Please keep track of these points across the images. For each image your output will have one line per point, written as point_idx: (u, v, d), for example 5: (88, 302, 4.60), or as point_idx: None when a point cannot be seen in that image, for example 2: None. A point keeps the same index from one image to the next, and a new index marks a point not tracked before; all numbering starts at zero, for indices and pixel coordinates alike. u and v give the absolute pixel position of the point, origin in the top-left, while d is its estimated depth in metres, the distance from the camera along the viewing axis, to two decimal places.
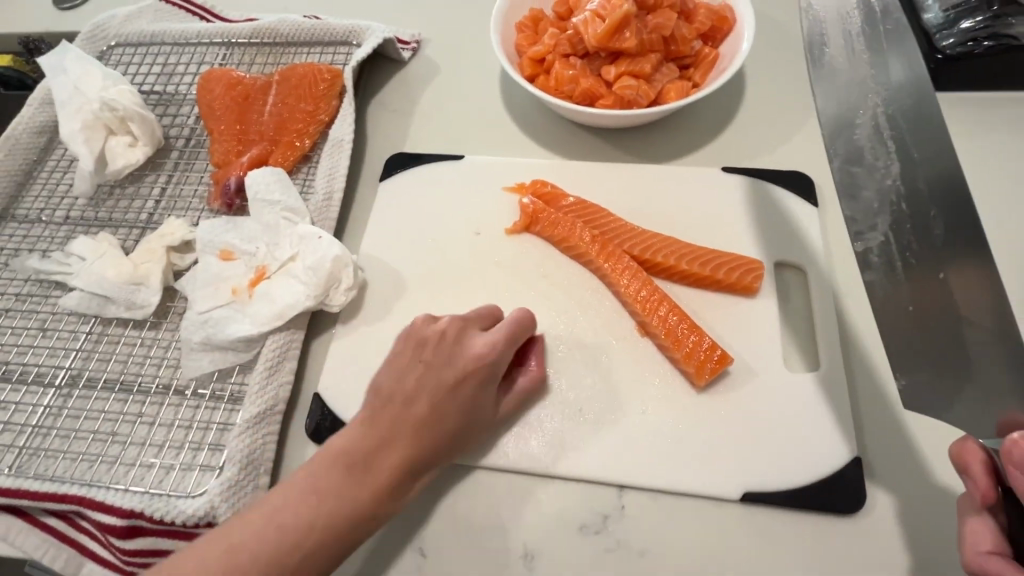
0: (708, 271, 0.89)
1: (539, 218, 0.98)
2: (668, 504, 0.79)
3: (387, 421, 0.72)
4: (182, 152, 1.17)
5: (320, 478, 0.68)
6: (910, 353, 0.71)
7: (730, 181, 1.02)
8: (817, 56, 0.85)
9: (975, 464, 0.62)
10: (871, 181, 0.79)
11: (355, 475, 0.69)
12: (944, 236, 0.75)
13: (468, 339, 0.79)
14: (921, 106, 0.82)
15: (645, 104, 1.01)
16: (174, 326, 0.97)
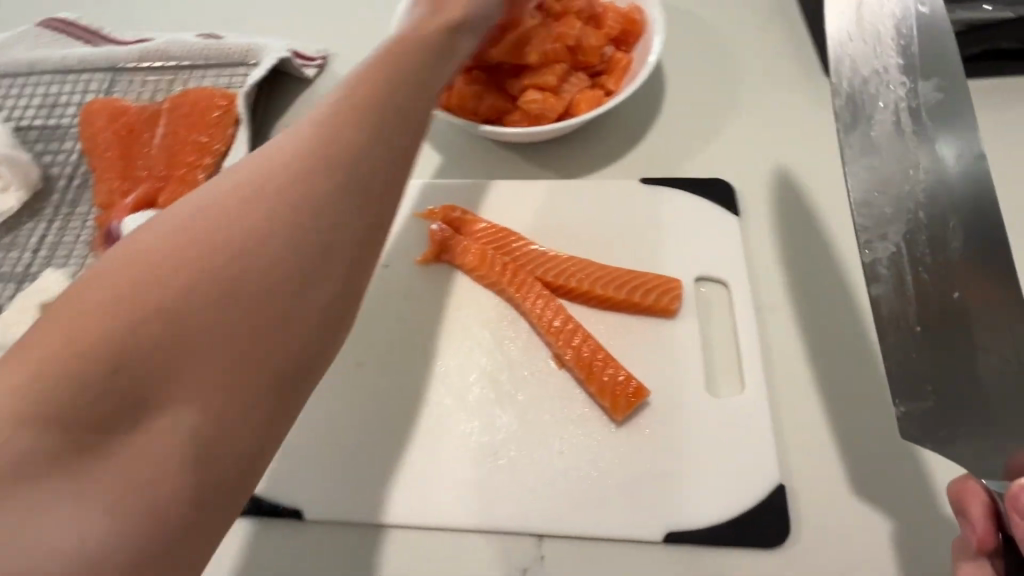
0: (617, 293, 0.85)
1: (451, 245, 0.93)
2: (591, 552, 0.74)
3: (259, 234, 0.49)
4: (64, 194, 1.07)
5: (167, 296, 0.45)
6: (918, 377, 0.66)
7: (649, 192, 0.98)
8: (840, 48, 0.78)
9: (974, 505, 0.57)
10: (887, 187, 0.73)
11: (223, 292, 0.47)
12: (962, 256, 0.70)
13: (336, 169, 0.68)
14: (954, 100, 0.76)
15: (554, 118, 0.95)
16: None
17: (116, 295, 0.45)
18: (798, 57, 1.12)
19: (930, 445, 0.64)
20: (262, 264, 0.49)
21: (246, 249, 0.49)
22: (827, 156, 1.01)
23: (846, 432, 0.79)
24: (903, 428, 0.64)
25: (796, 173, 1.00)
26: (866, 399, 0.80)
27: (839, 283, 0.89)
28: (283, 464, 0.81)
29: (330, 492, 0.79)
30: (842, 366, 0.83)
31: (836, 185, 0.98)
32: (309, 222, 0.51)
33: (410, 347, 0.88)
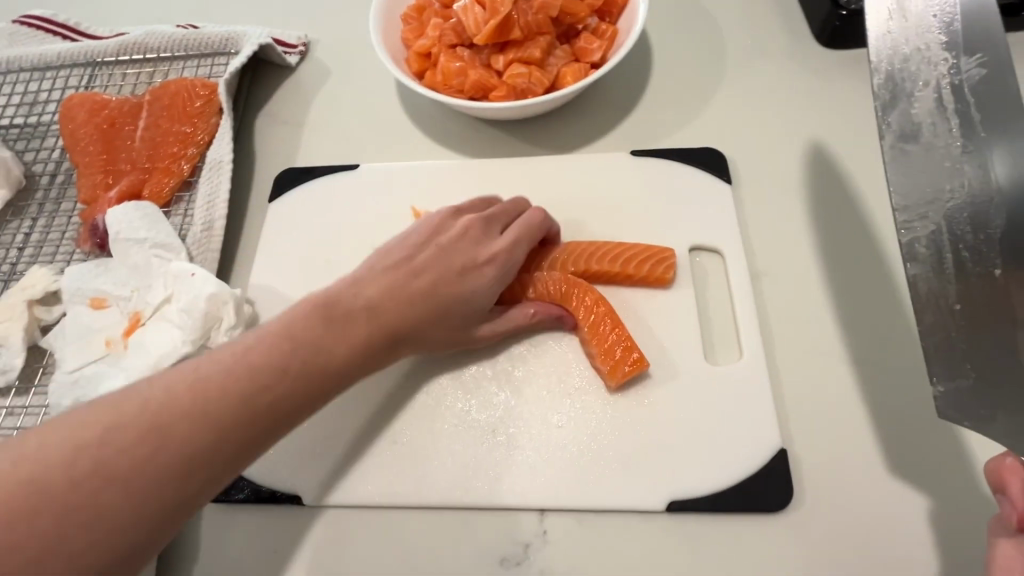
0: (616, 269, 0.84)
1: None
2: (594, 526, 0.73)
3: (289, 356, 0.62)
4: (48, 191, 1.06)
5: (197, 389, 0.58)
6: (956, 355, 0.64)
7: (639, 164, 0.97)
8: (876, 22, 0.71)
9: (1011, 481, 0.56)
10: (929, 163, 0.68)
11: (225, 400, 0.58)
12: (1007, 231, 0.66)
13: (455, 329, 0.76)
14: (1001, 72, 0.69)
15: (541, 92, 0.94)
16: (45, 389, 0.87)
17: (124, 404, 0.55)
18: (784, 23, 1.11)
19: (970, 422, 0.61)
20: (266, 388, 0.60)
21: (263, 367, 0.61)
22: (816, 122, 1.00)
23: (844, 395, 0.78)
24: (942, 408, 0.62)
25: (783, 139, 1.00)
26: (863, 361, 0.80)
27: (833, 248, 0.89)
28: (279, 451, 0.80)
29: (328, 477, 0.78)
30: (837, 330, 0.82)
31: (826, 151, 0.97)
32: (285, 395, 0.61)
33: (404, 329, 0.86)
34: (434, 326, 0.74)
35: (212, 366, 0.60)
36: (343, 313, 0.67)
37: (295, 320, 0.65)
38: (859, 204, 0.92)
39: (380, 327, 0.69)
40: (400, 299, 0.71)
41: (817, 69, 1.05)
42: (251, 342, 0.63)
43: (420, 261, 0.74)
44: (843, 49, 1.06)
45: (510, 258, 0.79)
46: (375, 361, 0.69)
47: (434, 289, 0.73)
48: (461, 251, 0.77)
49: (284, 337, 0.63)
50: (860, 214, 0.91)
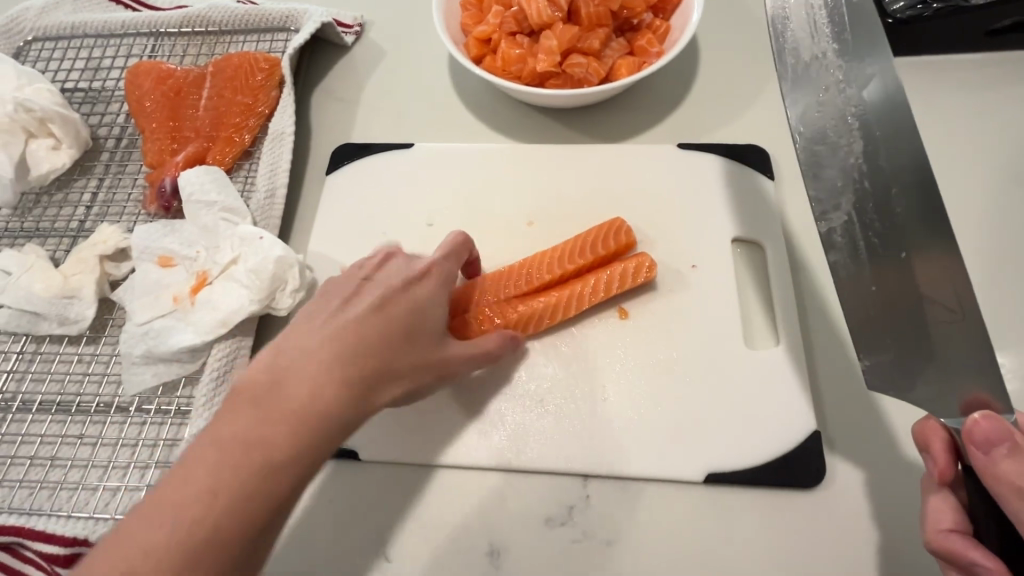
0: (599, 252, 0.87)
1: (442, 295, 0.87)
2: (633, 491, 0.78)
3: (279, 430, 0.57)
4: (113, 153, 1.10)
5: (184, 498, 0.53)
6: (871, 334, 0.70)
7: (685, 157, 1.01)
8: (778, 31, 0.80)
9: (934, 441, 0.63)
10: (835, 162, 0.76)
11: (247, 474, 0.55)
12: (909, 214, 0.72)
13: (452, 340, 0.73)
14: (872, 52, 0.78)
15: (596, 82, 0.98)
16: (114, 339, 0.92)
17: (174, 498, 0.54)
18: None
19: (893, 392, 0.67)
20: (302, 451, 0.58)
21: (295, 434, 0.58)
22: None
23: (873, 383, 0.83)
24: (868, 381, 0.67)
25: None
26: None
27: None
28: None
29: (383, 436, 0.83)
30: None
31: None
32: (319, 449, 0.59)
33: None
34: (419, 344, 0.68)
35: (194, 468, 0.55)
36: (308, 365, 0.60)
37: (250, 384, 0.59)
38: None
39: (361, 365, 0.62)
40: (364, 323, 0.65)
41: None
42: (220, 428, 0.57)
43: (372, 274, 0.73)
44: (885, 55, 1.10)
45: (445, 261, 0.77)
46: (373, 395, 0.63)
47: (393, 306, 0.68)
48: (404, 265, 0.74)
49: (254, 411, 0.57)
50: None
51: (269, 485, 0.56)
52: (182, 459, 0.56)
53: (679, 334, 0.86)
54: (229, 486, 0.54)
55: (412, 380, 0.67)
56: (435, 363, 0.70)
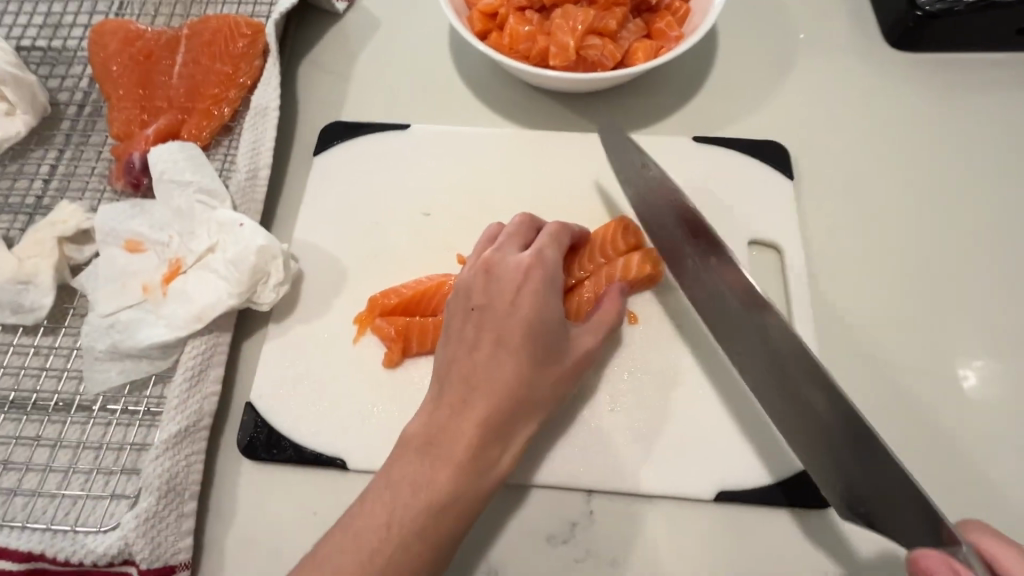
0: (603, 257, 0.83)
1: (428, 302, 0.82)
2: (639, 510, 0.74)
3: (440, 475, 0.66)
4: (75, 122, 0.99)
5: (364, 534, 0.63)
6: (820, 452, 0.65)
7: (702, 151, 0.95)
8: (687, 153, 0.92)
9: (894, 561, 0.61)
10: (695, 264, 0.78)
11: (409, 511, 0.64)
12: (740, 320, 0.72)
13: (573, 337, 0.74)
14: None
15: (611, 66, 0.90)
16: (75, 330, 0.83)
17: (350, 530, 0.64)
18: (853, 21, 1.09)
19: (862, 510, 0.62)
20: (453, 486, 0.66)
21: (444, 470, 0.66)
22: (873, 126, 1.00)
23: (886, 399, 0.80)
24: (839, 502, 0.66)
25: (843, 140, 0.99)
26: (908, 367, 0.82)
27: (886, 255, 0.89)
28: (323, 412, 0.79)
29: (373, 444, 0.77)
30: (886, 334, 0.84)
31: (885, 158, 0.98)
32: (464, 484, 0.67)
33: (383, 366, 0.81)
34: (544, 368, 0.72)
35: (373, 512, 0.65)
36: (456, 412, 0.69)
37: (415, 431, 0.70)
38: (913, 212, 0.93)
39: (496, 408, 0.69)
40: (492, 365, 0.71)
41: (883, 71, 1.05)
42: (392, 471, 0.67)
43: (480, 299, 0.75)
44: (911, 52, 1.05)
45: (543, 265, 0.76)
46: (514, 430, 0.70)
47: (510, 338, 0.71)
48: (506, 280, 0.75)
49: (421, 459, 0.67)
50: (914, 224, 0.92)
51: (427, 514, 0.65)
52: (363, 497, 0.67)
53: (692, 342, 0.81)
54: (402, 526, 0.64)
55: (545, 407, 0.72)
56: (561, 381, 0.73)
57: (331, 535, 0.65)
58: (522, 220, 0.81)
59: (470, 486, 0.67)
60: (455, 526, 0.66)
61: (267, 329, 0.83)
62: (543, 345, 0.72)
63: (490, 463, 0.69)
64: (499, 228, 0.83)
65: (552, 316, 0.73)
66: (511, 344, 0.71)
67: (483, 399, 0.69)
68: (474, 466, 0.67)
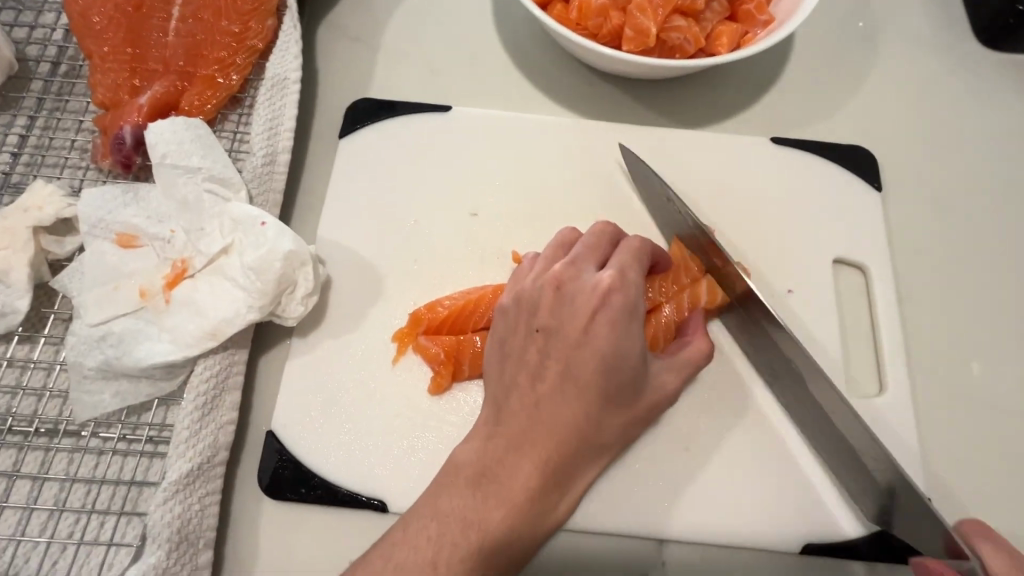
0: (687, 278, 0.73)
1: (484, 320, 0.71)
2: (714, 560, 0.67)
3: (494, 514, 0.57)
4: (48, 83, 0.83)
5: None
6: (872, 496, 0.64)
7: (781, 154, 0.85)
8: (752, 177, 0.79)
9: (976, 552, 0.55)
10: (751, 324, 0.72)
11: (457, 556, 0.55)
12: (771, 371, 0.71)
13: (654, 374, 0.64)
14: None
15: (692, 51, 0.79)
16: (57, 339, 0.70)
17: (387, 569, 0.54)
18: (943, 15, 0.99)
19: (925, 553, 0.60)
20: (506, 532, 0.57)
21: (498, 513, 0.57)
22: (960, 131, 0.91)
23: (985, 441, 0.73)
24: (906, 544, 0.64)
25: (928, 147, 0.90)
26: (1004, 404, 0.75)
27: (976, 277, 0.82)
28: (358, 444, 0.68)
29: (417, 483, 0.67)
30: (979, 366, 0.77)
31: (972, 168, 0.89)
32: (521, 530, 0.58)
33: (427, 392, 0.70)
34: (619, 407, 0.62)
35: (416, 544, 0.55)
36: (514, 446, 0.59)
37: (464, 460, 0.60)
38: (1003, 230, 0.85)
39: (561, 449, 0.60)
40: (558, 397, 0.61)
41: (970, 71, 0.96)
42: (437, 501, 0.58)
43: (547, 319, 0.64)
44: (1005, 54, 0.97)
45: (626, 287, 0.64)
46: (577, 474, 0.62)
47: (581, 370, 0.61)
48: (580, 300, 0.64)
49: (471, 492, 0.58)
50: (1004, 243, 0.84)
51: (475, 560, 0.55)
52: (402, 525, 0.57)
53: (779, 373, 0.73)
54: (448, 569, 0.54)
55: (610, 448, 0.63)
56: (631, 424, 0.63)
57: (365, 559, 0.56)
58: (600, 228, 0.69)
59: (524, 531, 0.58)
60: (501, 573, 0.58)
61: (291, 344, 0.72)
62: (623, 382, 0.61)
63: (547, 506, 0.60)
64: (574, 233, 0.71)
65: (637, 348, 0.62)
66: (587, 378, 0.60)
67: (548, 438, 0.60)
68: (531, 511, 0.59)
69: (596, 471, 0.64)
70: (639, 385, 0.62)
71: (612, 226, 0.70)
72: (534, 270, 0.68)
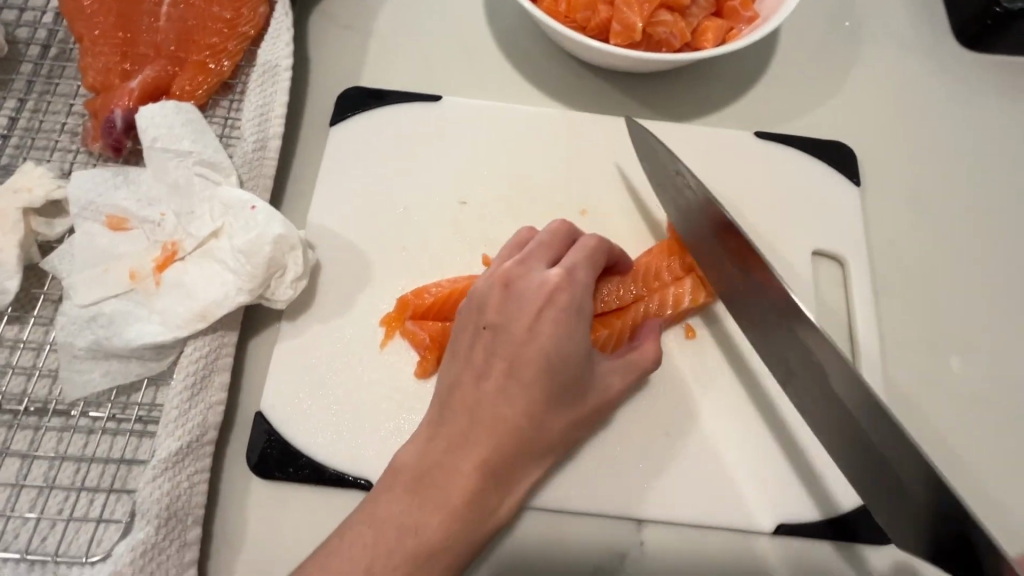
0: (659, 279, 0.75)
1: None
2: (691, 539, 0.69)
3: (432, 519, 0.55)
4: (38, 66, 0.83)
5: None
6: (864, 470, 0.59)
7: (763, 148, 0.87)
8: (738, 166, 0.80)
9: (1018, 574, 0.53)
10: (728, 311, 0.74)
11: (394, 562, 0.53)
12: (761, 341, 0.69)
13: (600, 374, 0.64)
14: None
15: (678, 46, 0.80)
16: (47, 320, 0.71)
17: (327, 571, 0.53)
18: (924, 16, 1.01)
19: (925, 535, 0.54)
20: (446, 536, 0.55)
21: (438, 516, 0.55)
22: (939, 129, 0.94)
23: (952, 427, 0.76)
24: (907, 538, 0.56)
25: (907, 145, 0.92)
26: (972, 392, 0.78)
27: (949, 271, 0.84)
28: (345, 425, 0.70)
29: None
30: (949, 355, 0.79)
31: (949, 165, 0.92)
32: (462, 534, 0.56)
33: (415, 376, 0.72)
34: (563, 407, 0.61)
35: (353, 547, 0.54)
36: (455, 446, 0.58)
37: (405, 463, 0.59)
38: (976, 225, 0.88)
39: (502, 450, 0.58)
40: (502, 397, 0.60)
41: (949, 70, 0.98)
42: (377, 505, 0.56)
43: (495, 317, 0.63)
44: (983, 54, 0.99)
45: (573, 286, 0.63)
46: (519, 476, 0.61)
47: (526, 370, 0.60)
48: (528, 298, 0.63)
49: (411, 496, 0.56)
50: (977, 238, 0.87)
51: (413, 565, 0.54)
52: (340, 533, 0.55)
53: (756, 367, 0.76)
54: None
55: (555, 449, 0.63)
56: (577, 423, 0.63)
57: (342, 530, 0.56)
58: (555, 226, 0.68)
59: (465, 536, 0.56)
60: None
61: (280, 327, 0.73)
62: (566, 381, 0.61)
63: (489, 509, 0.59)
64: (530, 234, 0.71)
65: (580, 347, 0.61)
66: (532, 377, 0.60)
67: (490, 439, 0.58)
68: (474, 514, 0.57)
69: (540, 472, 0.63)
70: (584, 385, 0.62)
71: (566, 224, 0.69)
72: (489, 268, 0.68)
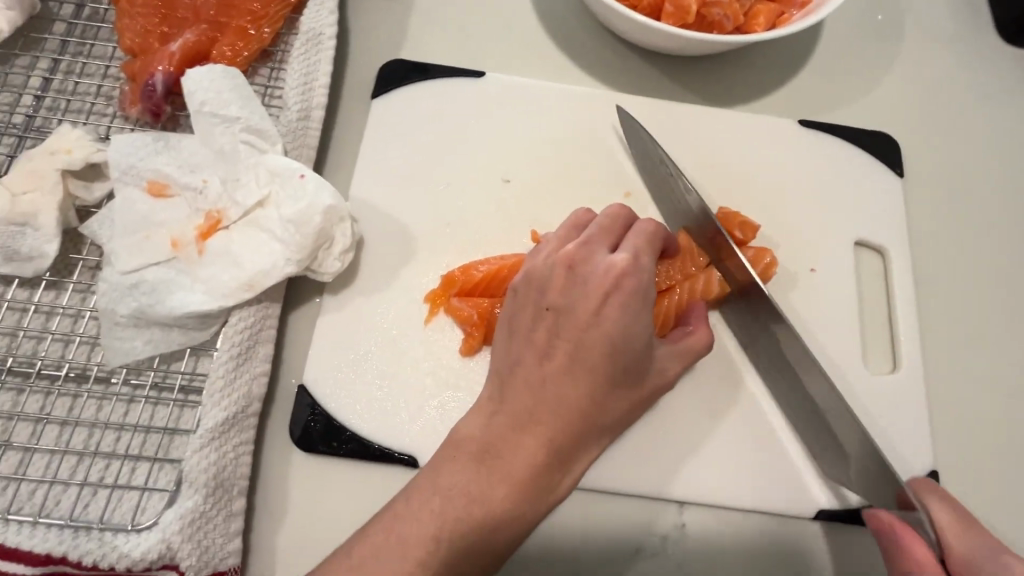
0: (706, 258, 0.74)
1: None
2: (731, 523, 0.70)
3: (496, 493, 0.55)
4: (72, 25, 0.81)
5: (405, 549, 0.53)
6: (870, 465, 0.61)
7: (807, 136, 0.86)
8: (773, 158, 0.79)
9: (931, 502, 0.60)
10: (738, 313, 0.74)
11: (457, 532, 0.54)
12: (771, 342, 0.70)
13: (659, 358, 0.64)
14: None
15: (730, 28, 0.79)
16: (85, 286, 0.69)
17: (393, 539, 0.53)
18: (967, 9, 1.01)
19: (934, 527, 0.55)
20: (510, 510, 0.55)
21: (502, 491, 0.55)
22: (979, 123, 0.94)
23: (987, 419, 0.76)
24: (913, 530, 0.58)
25: (948, 138, 0.92)
26: (1008, 386, 0.78)
27: (987, 265, 0.85)
28: (388, 400, 0.69)
29: None
30: (987, 349, 0.80)
31: (988, 159, 0.92)
32: (524, 510, 0.56)
33: (460, 353, 0.71)
34: (624, 390, 0.61)
35: (416, 517, 0.54)
36: (519, 423, 0.58)
37: (466, 435, 0.59)
38: (1014, 220, 0.88)
39: (566, 430, 0.58)
40: (565, 377, 0.59)
41: (991, 64, 0.98)
42: (439, 477, 0.57)
43: (557, 298, 0.63)
44: None
45: (639, 271, 0.63)
46: (583, 457, 0.60)
47: (590, 352, 0.59)
48: (593, 281, 0.62)
49: (473, 470, 0.56)
50: (1015, 233, 0.87)
51: (478, 535, 0.54)
52: (403, 498, 0.56)
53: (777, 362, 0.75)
54: (447, 545, 0.53)
55: (614, 431, 0.62)
56: (635, 407, 0.63)
57: (365, 535, 0.55)
58: (616, 210, 0.68)
59: (528, 510, 0.56)
60: (502, 552, 0.56)
61: (322, 301, 0.72)
62: (630, 364, 0.60)
63: (553, 487, 0.58)
64: (588, 216, 0.70)
65: (644, 331, 0.61)
66: (597, 359, 0.59)
67: (553, 418, 0.58)
68: (537, 491, 0.57)
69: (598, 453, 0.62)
70: (646, 368, 0.62)
71: (627, 208, 0.68)
72: (548, 248, 0.67)
